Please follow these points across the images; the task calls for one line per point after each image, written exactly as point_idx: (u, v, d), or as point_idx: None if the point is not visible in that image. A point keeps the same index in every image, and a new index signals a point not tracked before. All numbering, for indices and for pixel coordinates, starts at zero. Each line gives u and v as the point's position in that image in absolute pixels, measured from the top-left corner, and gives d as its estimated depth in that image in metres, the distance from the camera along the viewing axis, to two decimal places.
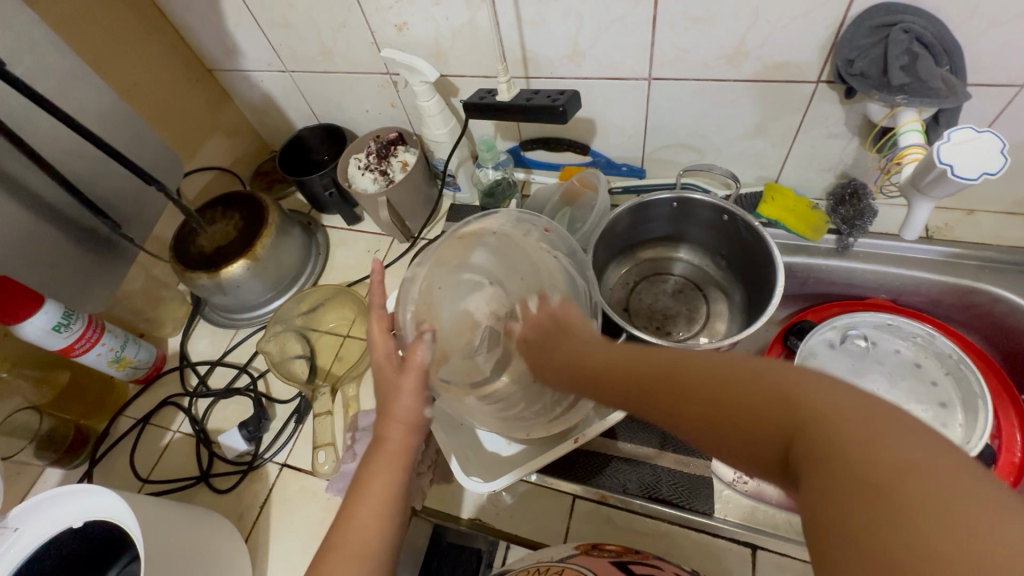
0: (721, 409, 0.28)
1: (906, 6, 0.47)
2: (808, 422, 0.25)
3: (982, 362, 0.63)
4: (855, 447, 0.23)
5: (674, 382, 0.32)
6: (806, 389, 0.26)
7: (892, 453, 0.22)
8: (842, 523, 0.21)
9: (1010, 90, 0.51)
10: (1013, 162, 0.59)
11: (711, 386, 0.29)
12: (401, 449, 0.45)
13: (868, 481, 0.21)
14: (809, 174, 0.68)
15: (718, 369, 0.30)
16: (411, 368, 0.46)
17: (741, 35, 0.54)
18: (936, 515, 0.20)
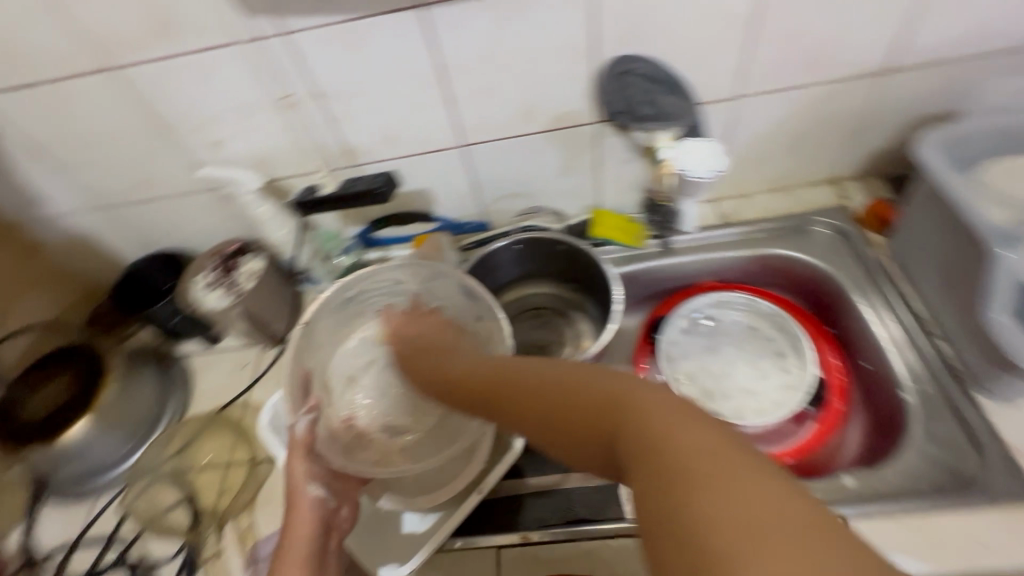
0: (572, 419, 0.37)
1: (635, 56, 0.60)
2: (607, 407, 0.35)
3: (794, 311, 0.76)
4: (716, 487, 0.26)
5: (579, 406, 0.37)
6: (607, 405, 0.35)
7: (694, 444, 0.29)
8: (659, 507, 0.28)
9: (731, 101, 0.66)
10: (758, 152, 0.74)
11: (557, 403, 0.39)
12: (304, 546, 0.49)
13: (669, 464, 0.29)
14: (621, 196, 0.79)
15: (562, 390, 0.39)
16: (295, 442, 0.53)
17: (523, 98, 0.64)
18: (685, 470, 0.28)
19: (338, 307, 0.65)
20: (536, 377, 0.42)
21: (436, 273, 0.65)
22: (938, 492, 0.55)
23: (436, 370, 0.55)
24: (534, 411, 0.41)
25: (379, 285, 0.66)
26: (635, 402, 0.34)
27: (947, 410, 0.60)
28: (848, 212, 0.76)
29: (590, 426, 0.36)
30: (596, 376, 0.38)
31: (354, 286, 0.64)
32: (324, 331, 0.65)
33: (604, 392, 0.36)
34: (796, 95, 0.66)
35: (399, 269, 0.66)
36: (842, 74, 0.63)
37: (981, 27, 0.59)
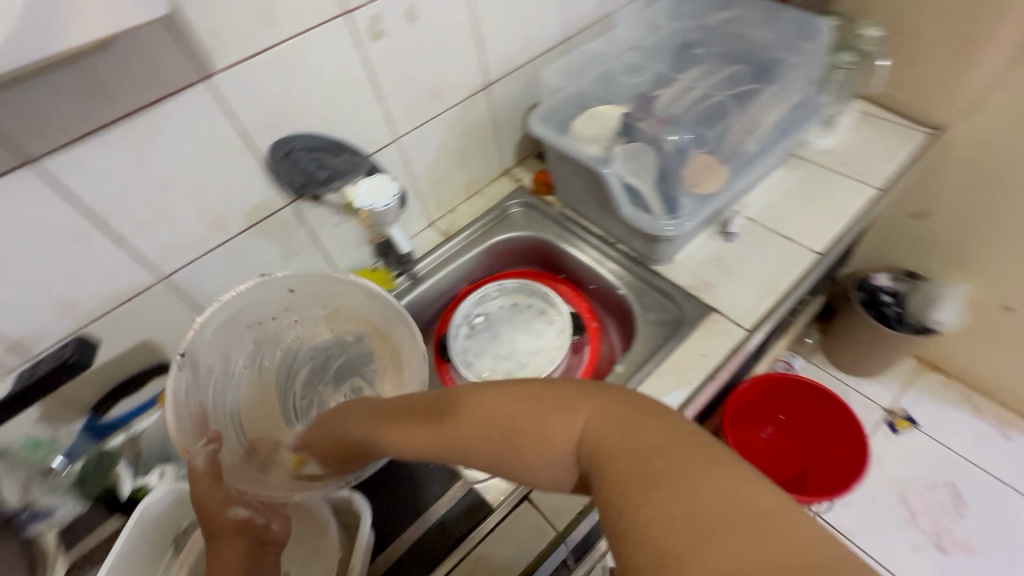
0: (528, 434, 0.40)
1: (288, 136, 0.65)
2: (567, 422, 0.39)
3: (532, 277, 0.93)
4: (672, 485, 0.31)
5: (523, 421, 0.40)
6: (578, 425, 0.38)
7: (675, 455, 0.33)
8: (633, 509, 0.31)
9: (393, 143, 0.77)
10: (440, 173, 0.88)
11: (509, 415, 0.41)
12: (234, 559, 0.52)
13: (652, 471, 0.32)
14: (353, 254, 0.84)
15: (520, 404, 0.42)
16: (201, 475, 0.55)
17: (204, 209, 0.63)
18: (672, 476, 0.31)
19: (234, 312, 0.65)
20: (465, 406, 0.44)
21: (331, 280, 0.70)
22: (666, 339, 0.74)
23: (354, 419, 0.57)
24: (476, 432, 0.42)
25: (267, 298, 0.68)
26: (595, 416, 0.38)
27: (646, 285, 0.80)
28: (525, 188, 0.95)
29: (540, 441, 0.40)
30: (544, 393, 0.41)
31: (239, 302, 0.64)
32: (207, 354, 0.63)
33: (553, 413, 0.40)
34: (438, 122, 0.81)
35: (291, 279, 0.68)
36: (459, 96, 0.81)
37: (522, 39, 0.83)
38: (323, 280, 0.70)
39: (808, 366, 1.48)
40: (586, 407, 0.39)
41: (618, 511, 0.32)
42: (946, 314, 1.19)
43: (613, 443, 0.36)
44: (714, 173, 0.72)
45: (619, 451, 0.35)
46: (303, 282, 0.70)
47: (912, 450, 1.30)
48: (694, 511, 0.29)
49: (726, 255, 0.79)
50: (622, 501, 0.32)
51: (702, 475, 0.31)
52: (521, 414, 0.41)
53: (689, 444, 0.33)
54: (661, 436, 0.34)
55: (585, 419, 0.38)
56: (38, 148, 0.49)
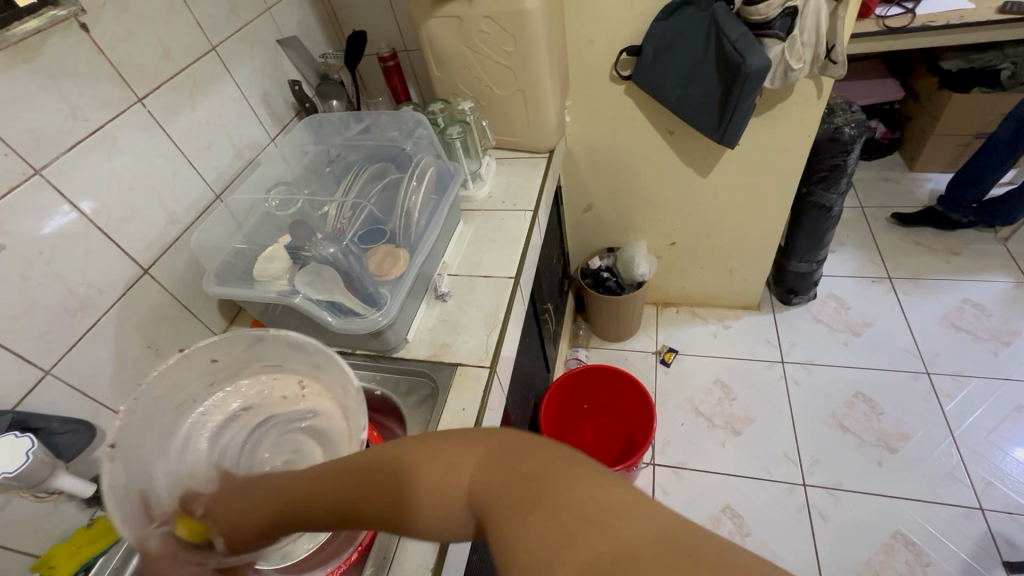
0: (412, 490, 0.37)
1: None
2: (457, 465, 0.37)
3: None
4: (548, 503, 0.30)
5: (427, 474, 0.37)
6: (472, 464, 0.36)
7: (557, 474, 0.31)
8: (513, 547, 0.30)
9: (43, 380, 0.66)
10: (134, 377, 0.78)
11: (393, 470, 0.39)
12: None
13: (533, 496, 0.31)
14: (51, 525, 0.67)
15: (408, 455, 0.39)
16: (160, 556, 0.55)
17: None
18: (553, 499, 0.30)
19: (158, 396, 0.66)
20: (377, 456, 0.40)
21: (253, 340, 0.72)
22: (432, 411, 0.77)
23: (259, 480, 0.52)
24: (364, 493, 0.39)
25: (193, 374, 0.70)
26: (482, 462, 0.36)
27: (396, 373, 0.83)
28: None
29: (436, 491, 0.37)
30: (444, 443, 0.38)
31: (155, 384, 0.65)
32: (138, 441, 0.63)
33: (454, 458, 0.37)
34: (99, 331, 0.72)
35: (215, 348, 0.71)
36: (113, 295, 0.74)
37: (163, 215, 0.81)
38: (250, 342, 0.73)
39: (591, 352, 1.70)
40: (482, 450, 0.37)
41: (503, 546, 0.30)
42: (644, 267, 1.50)
43: (505, 476, 0.34)
44: (395, 259, 0.80)
45: (509, 479, 0.33)
46: (226, 349, 0.72)
47: (684, 372, 1.60)
48: (567, 530, 0.28)
49: (449, 314, 0.87)
50: (502, 529, 0.31)
51: (578, 500, 0.29)
52: (410, 463, 0.38)
53: (579, 463, 0.32)
54: (547, 458, 0.33)
55: (473, 462, 0.36)
56: None
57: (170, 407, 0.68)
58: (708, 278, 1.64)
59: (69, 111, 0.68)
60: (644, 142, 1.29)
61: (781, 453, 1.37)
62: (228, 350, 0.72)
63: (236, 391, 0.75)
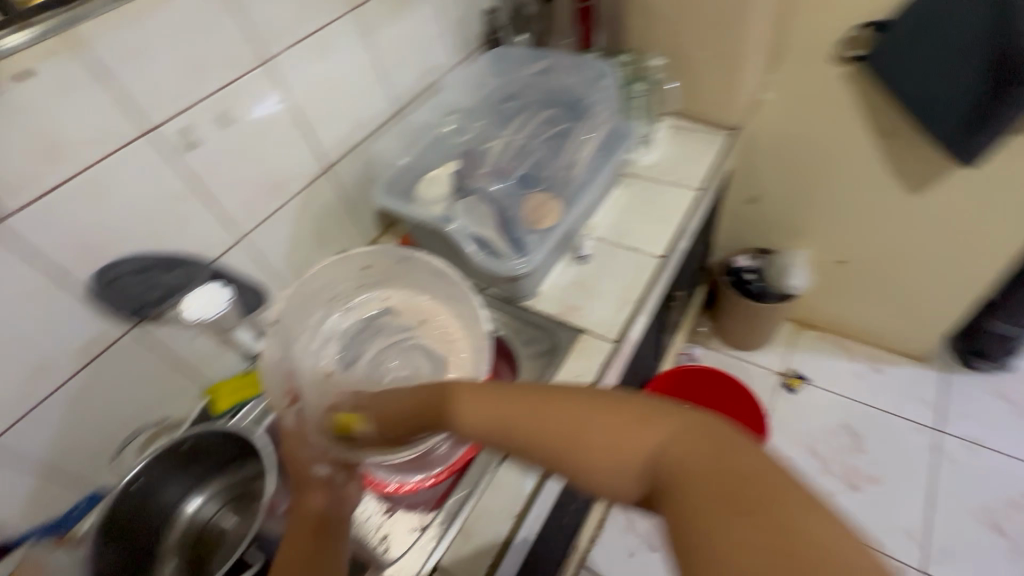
0: (575, 441, 0.39)
1: (111, 263, 0.62)
2: (639, 434, 0.37)
3: None
4: (765, 520, 0.30)
5: (616, 438, 0.38)
6: (659, 436, 0.37)
7: (773, 488, 0.31)
8: (713, 546, 0.30)
9: (237, 243, 0.76)
10: (300, 260, 0.87)
11: (563, 415, 0.41)
12: (309, 511, 0.52)
13: (744, 503, 0.31)
14: (220, 364, 0.80)
15: (583, 405, 0.40)
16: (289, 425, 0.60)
17: (23, 360, 0.58)
18: (772, 519, 0.30)
19: (312, 289, 0.75)
20: (547, 403, 0.42)
21: (402, 260, 0.77)
22: (546, 367, 0.76)
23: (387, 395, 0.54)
24: (529, 423, 0.42)
25: (344, 275, 0.78)
26: (668, 434, 0.37)
27: (520, 321, 0.83)
28: None
29: (613, 449, 0.38)
30: (627, 405, 0.39)
31: (314, 279, 0.74)
32: (292, 324, 0.73)
33: (642, 423, 0.38)
34: (283, 212, 0.81)
35: (369, 258, 0.77)
36: (299, 184, 0.82)
37: (351, 120, 0.87)
38: (398, 259, 0.77)
39: (707, 352, 1.59)
40: (673, 425, 0.37)
41: (697, 537, 0.32)
42: (798, 279, 1.35)
43: (695, 466, 0.34)
44: (549, 209, 0.78)
45: (703, 476, 0.33)
46: (374, 260, 0.78)
47: (807, 404, 1.43)
48: (791, 558, 0.28)
49: (584, 278, 0.85)
50: (692, 523, 0.32)
51: (807, 533, 0.29)
52: (589, 412, 0.40)
53: (797, 483, 0.32)
54: (756, 467, 0.33)
55: (659, 436, 0.37)
56: None
57: (317, 300, 0.77)
58: (871, 312, 1.42)
59: (299, 8, 0.73)
60: (851, 139, 1.10)
61: (901, 527, 1.20)
62: (376, 261, 0.78)
63: (381, 297, 0.81)
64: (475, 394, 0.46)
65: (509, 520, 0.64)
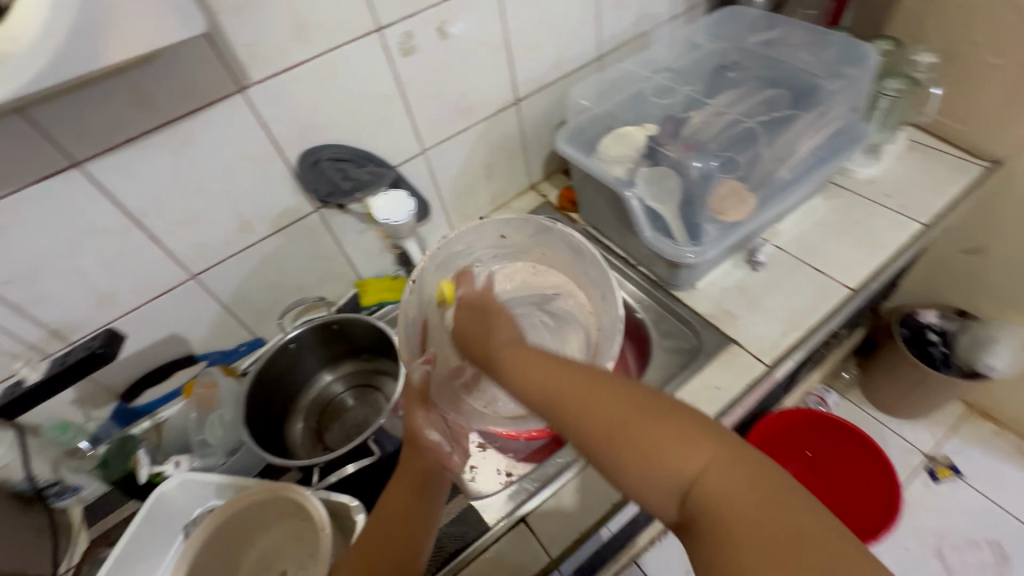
0: (630, 439, 0.39)
1: (318, 146, 0.68)
2: (685, 453, 0.37)
3: None
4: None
5: (661, 444, 0.38)
6: (717, 456, 0.37)
7: (810, 534, 0.32)
8: None
9: (420, 155, 0.79)
10: (466, 186, 0.89)
11: (623, 410, 0.40)
12: (421, 464, 0.53)
13: (781, 555, 0.32)
14: (375, 261, 0.85)
15: (625, 410, 0.40)
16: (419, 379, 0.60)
17: (235, 213, 0.67)
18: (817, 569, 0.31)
19: (455, 249, 0.77)
20: (598, 397, 0.42)
21: (542, 228, 0.76)
22: (682, 368, 0.71)
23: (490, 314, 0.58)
24: (573, 411, 0.42)
25: (482, 238, 0.78)
26: (709, 456, 0.37)
27: (666, 312, 0.78)
28: (550, 205, 0.95)
29: (661, 458, 0.38)
30: (680, 413, 0.39)
31: (458, 240, 0.76)
32: (430, 280, 0.75)
33: (687, 439, 0.38)
34: (466, 135, 0.82)
35: (506, 225, 0.77)
36: (488, 111, 0.82)
37: (554, 56, 0.83)
38: (538, 228, 0.77)
39: (842, 403, 1.40)
40: (725, 449, 0.37)
41: None
42: (1000, 360, 1.10)
43: (738, 511, 0.34)
44: (742, 201, 0.69)
45: (743, 523, 0.34)
46: (513, 230, 0.78)
47: (951, 502, 1.22)
48: None
49: (752, 285, 0.76)
50: None
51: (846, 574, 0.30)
52: (638, 418, 0.39)
53: (833, 532, 0.33)
54: (798, 514, 0.33)
55: (700, 458, 0.37)
56: (82, 152, 0.53)
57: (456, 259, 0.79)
58: None
59: None
60: None
61: None
62: (516, 230, 0.78)
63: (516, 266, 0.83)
64: (545, 366, 0.47)
65: (604, 507, 0.64)
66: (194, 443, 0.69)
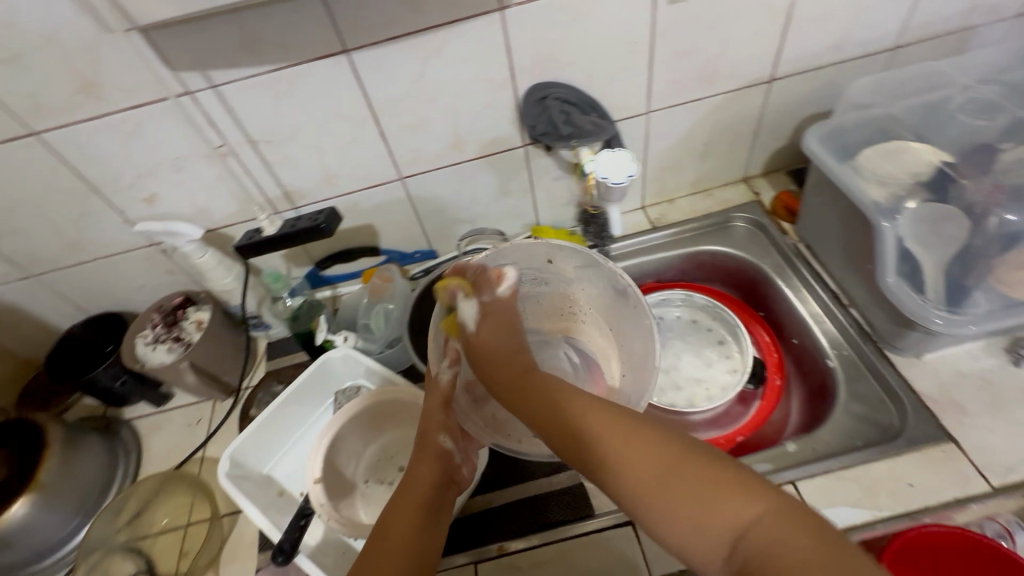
0: (652, 486, 0.36)
1: (549, 82, 0.65)
2: (717, 499, 0.34)
3: (740, 310, 0.80)
4: None
5: (685, 489, 0.35)
6: (746, 498, 0.33)
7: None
8: None
9: (642, 116, 0.73)
10: (673, 161, 0.81)
11: (638, 458, 0.37)
12: (429, 478, 0.51)
13: None
14: (557, 211, 0.83)
15: (645, 456, 0.37)
16: (438, 390, 0.56)
17: (453, 130, 0.68)
18: None
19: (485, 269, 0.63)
20: (612, 442, 0.39)
21: (590, 265, 0.63)
22: (871, 444, 0.59)
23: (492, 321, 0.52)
24: (591, 452, 0.40)
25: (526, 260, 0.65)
26: (742, 501, 0.33)
27: (867, 371, 0.65)
28: (761, 206, 0.83)
29: (691, 505, 0.34)
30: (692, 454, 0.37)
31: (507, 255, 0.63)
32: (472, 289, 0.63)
33: (711, 478, 0.35)
34: (698, 106, 0.73)
35: (555, 251, 0.64)
36: (732, 84, 0.71)
37: (841, 36, 0.68)
38: (586, 263, 0.64)
39: None
40: (755, 493, 0.33)
41: None
42: None
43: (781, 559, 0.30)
44: None
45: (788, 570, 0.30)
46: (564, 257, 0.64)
47: None
48: None
49: (1004, 383, 0.59)
50: None
51: None
52: (654, 462, 0.37)
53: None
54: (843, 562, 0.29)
55: (734, 505, 0.33)
56: (351, 41, 0.57)
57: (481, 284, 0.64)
58: None
59: None
60: None
61: None
62: (558, 262, 0.64)
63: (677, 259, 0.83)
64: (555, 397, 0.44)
65: None
66: (359, 326, 0.77)
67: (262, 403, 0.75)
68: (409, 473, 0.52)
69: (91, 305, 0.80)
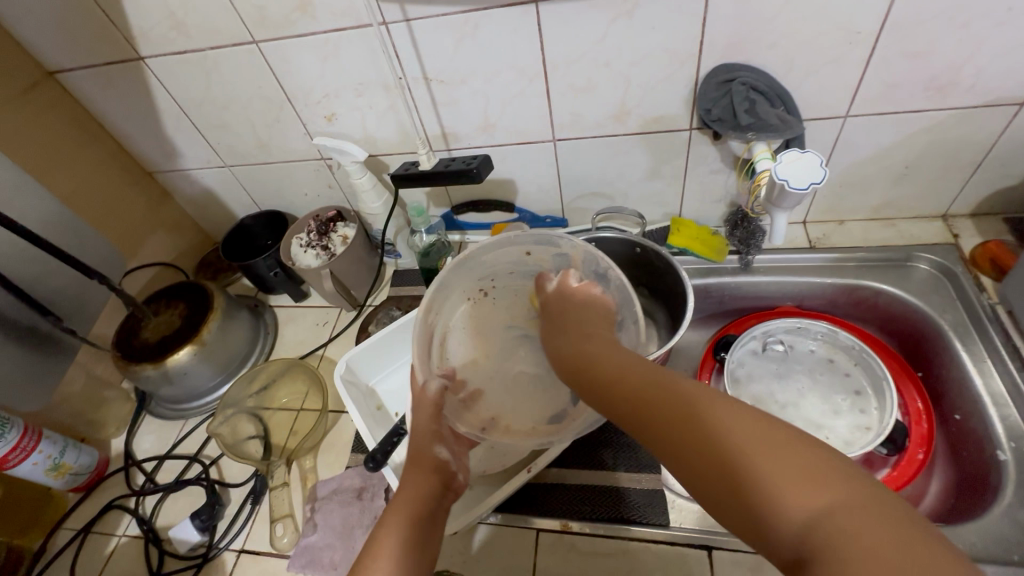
0: (711, 460, 0.32)
1: (739, 65, 0.59)
2: (788, 483, 0.29)
3: (896, 365, 0.69)
4: None
5: (749, 461, 0.31)
6: (824, 482, 0.29)
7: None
8: None
9: (838, 120, 0.63)
10: (858, 178, 0.71)
11: (697, 426, 0.34)
12: (422, 489, 0.49)
13: None
14: (704, 206, 0.77)
15: (709, 422, 0.34)
16: (425, 401, 0.54)
17: (620, 101, 0.65)
18: None
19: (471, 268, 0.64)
20: (672, 408, 0.36)
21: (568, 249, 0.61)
22: None
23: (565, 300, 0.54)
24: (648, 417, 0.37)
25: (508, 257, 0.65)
26: (820, 486, 0.29)
27: None
28: (958, 252, 0.70)
29: (756, 481, 0.30)
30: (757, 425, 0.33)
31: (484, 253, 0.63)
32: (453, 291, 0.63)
33: (783, 455, 0.31)
34: (912, 119, 0.62)
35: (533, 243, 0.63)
36: (969, 100, 0.59)
37: None
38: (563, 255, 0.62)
39: None
40: (835, 480, 0.29)
41: None
42: None
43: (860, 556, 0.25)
44: None
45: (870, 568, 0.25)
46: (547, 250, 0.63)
47: None
48: None
49: None
50: None
51: None
52: (719, 429, 0.33)
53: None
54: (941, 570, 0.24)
55: (814, 491, 0.29)
56: None
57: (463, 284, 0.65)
58: None
59: None
60: None
61: None
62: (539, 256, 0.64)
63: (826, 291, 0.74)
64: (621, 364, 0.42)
65: None
66: None
67: (380, 322, 0.82)
68: (404, 484, 0.50)
69: (265, 201, 0.92)
